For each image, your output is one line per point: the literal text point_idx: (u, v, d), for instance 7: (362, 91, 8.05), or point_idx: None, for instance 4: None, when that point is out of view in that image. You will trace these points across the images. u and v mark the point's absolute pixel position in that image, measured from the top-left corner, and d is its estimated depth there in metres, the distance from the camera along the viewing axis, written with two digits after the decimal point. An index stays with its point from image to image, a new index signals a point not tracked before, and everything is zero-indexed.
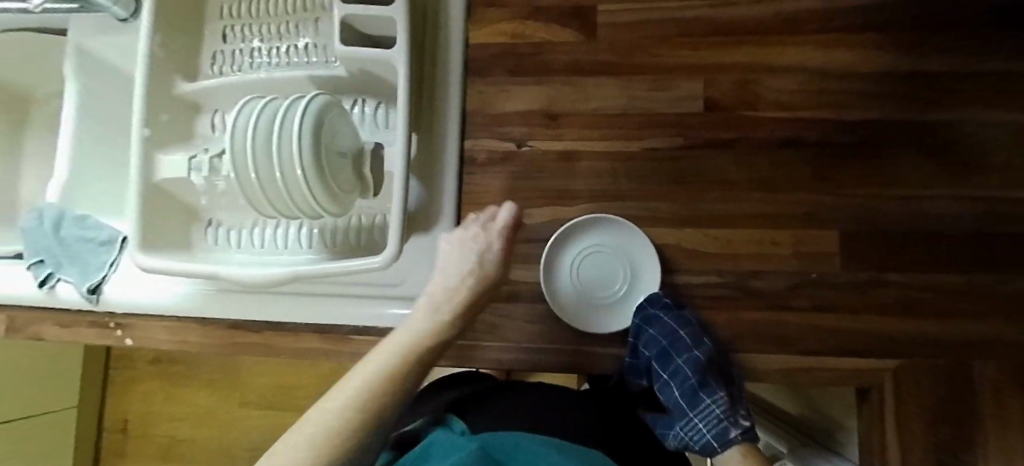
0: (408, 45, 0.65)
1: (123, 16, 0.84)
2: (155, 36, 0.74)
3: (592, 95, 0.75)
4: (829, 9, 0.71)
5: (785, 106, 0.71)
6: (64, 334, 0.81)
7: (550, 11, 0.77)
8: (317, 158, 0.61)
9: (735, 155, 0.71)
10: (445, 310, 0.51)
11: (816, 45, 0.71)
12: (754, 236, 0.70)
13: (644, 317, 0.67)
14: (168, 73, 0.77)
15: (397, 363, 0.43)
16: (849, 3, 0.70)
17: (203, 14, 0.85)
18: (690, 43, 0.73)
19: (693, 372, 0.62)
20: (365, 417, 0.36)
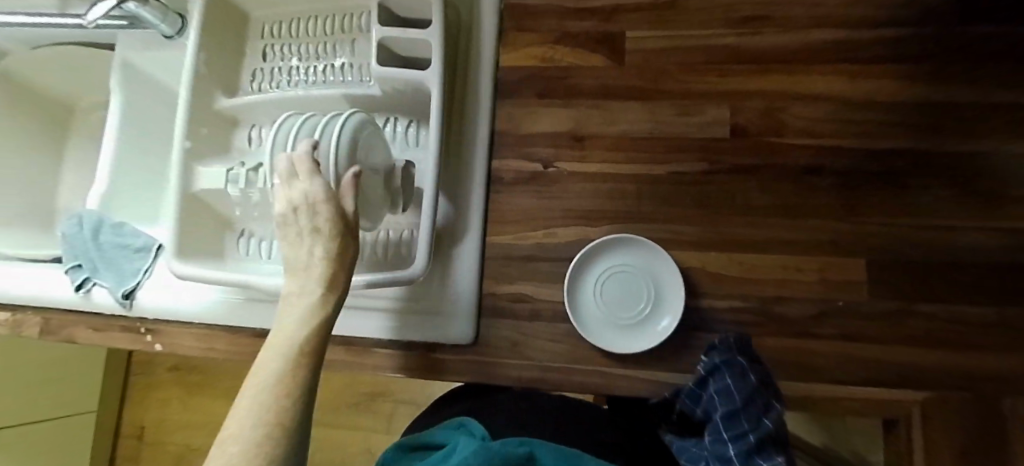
0: (442, 67, 0.68)
1: (169, 33, 0.87)
2: (199, 54, 0.78)
3: (618, 119, 0.77)
4: (853, 41, 0.73)
5: (811, 133, 0.72)
6: (94, 337, 0.83)
7: (579, 37, 0.80)
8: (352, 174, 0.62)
9: (760, 180, 0.72)
10: (319, 270, 0.50)
11: (841, 74, 0.73)
12: (779, 262, 0.70)
13: (726, 365, 0.60)
14: (208, 88, 0.80)
15: (304, 330, 0.45)
16: (872, 35, 0.72)
17: (246, 33, 0.88)
18: (716, 70, 0.75)
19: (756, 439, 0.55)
20: (290, 383, 0.40)
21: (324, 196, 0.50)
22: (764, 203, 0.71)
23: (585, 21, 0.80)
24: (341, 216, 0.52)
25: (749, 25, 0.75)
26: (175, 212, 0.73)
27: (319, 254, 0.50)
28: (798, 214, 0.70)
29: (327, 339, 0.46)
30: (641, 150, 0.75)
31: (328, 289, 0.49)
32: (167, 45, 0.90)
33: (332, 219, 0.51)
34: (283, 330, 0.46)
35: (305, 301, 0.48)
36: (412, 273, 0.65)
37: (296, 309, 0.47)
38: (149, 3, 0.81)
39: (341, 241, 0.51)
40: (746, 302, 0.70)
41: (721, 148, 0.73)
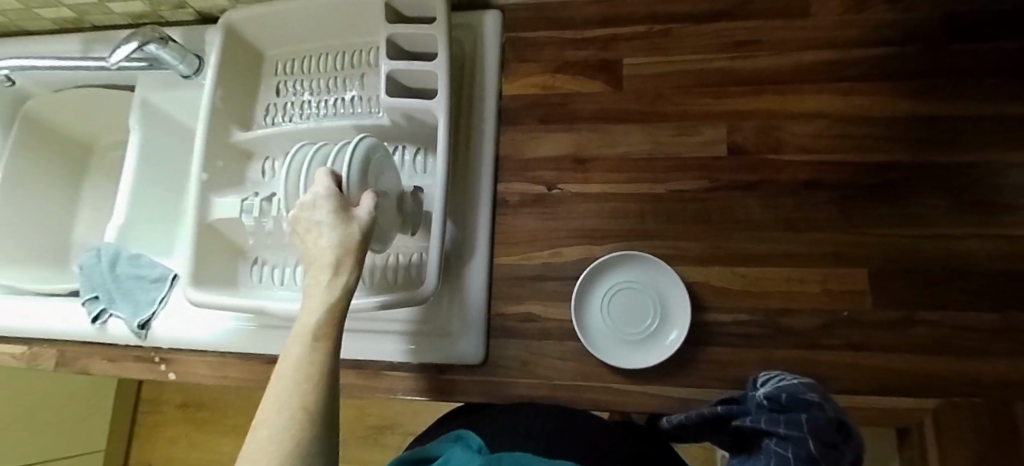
0: (447, 97, 0.72)
1: (187, 73, 0.91)
2: (216, 90, 0.82)
3: (619, 141, 0.80)
4: (840, 61, 0.77)
5: (805, 149, 0.75)
6: (109, 368, 0.84)
7: (579, 65, 0.84)
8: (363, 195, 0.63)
9: (759, 195, 0.74)
10: (342, 257, 0.50)
11: (830, 92, 0.76)
12: (782, 274, 0.71)
13: (793, 441, 0.50)
14: (223, 122, 0.83)
15: (323, 316, 0.47)
16: (857, 55, 0.76)
17: (259, 71, 0.92)
18: (712, 92, 0.79)
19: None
20: (311, 375, 0.42)
21: (331, 200, 0.52)
22: (764, 217, 0.73)
23: (583, 51, 0.85)
24: (345, 211, 0.52)
25: (740, 49, 0.79)
26: (192, 241, 0.75)
27: (329, 240, 0.50)
28: (798, 227, 0.72)
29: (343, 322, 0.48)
30: (642, 170, 0.78)
31: (344, 273, 0.50)
32: (185, 84, 0.94)
33: (339, 216, 0.52)
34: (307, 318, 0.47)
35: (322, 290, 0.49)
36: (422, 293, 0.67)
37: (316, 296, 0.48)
38: (168, 45, 0.85)
39: (348, 228, 0.51)
40: (753, 315, 0.71)
41: (719, 166, 0.76)
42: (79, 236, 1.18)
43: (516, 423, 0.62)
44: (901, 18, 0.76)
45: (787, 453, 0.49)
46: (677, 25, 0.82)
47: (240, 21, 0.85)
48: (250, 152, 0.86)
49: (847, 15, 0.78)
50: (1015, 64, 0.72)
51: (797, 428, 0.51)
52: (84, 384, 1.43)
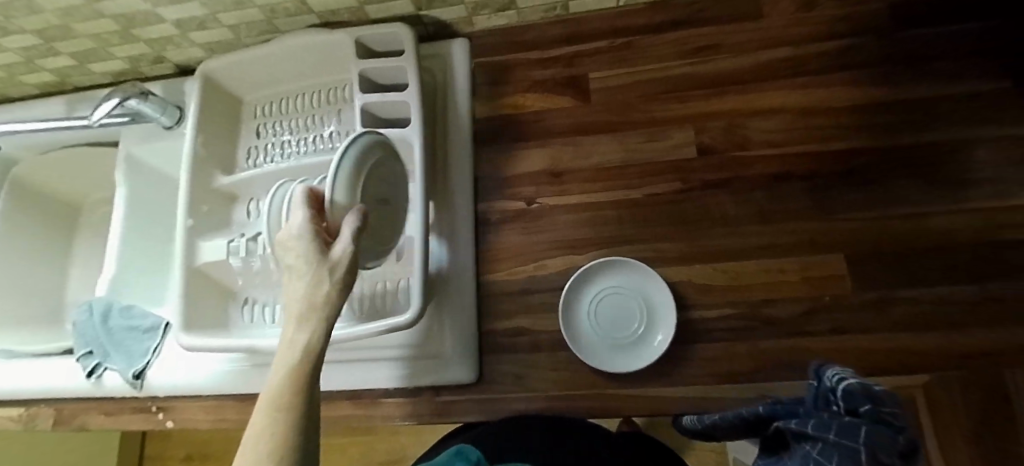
0: (421, 126, 0.75)
1: (169, 124, 0.94)
2: (197, 138, 0.84)
3: (593, 152, 0.82)
4: (796, 58, 0.80)
5: (772, 144, 0.77)
6: (108, 422, 0.84)
7: (548, 83, 0.87)
8: None
9: (731, 191, 0.76)
10: (310, 310, 0.44)
11: (789, 88, 0.79)
12: (762, 266, 0.73)
13: (836, 450, 0.37)
14: (209, 167, 0.86)
15: (294, 363, 0.40)
16: (811, 51, 0.79)
17: (238, 116, 0.94)
18: (677, 98, 0.82)
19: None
20: (282, 423, 0.33)
21: (307, 239, 0.48)
22: (738, 213, 0.75)
23: (551, 69, 0.87)
24: (323, 247, 0.48)
25: (700, 55, 0.82)
26: (181, 286, 0.77)
27: (303, 288, 0.45)
28: (772, 219, 0.74)
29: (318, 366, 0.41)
30: (618, 178, 0.80)
31: (315, 322, 0.44)
32: (168, 135, 0.96)
33: (314, 253, 0.47)
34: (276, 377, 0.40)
35: (294, 341, 0.42)
36: (408, 317, 0.67)
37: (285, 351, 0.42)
38: (149, 99, 0.88)
39: (315, 266, 0.46)
40: (738, 309, 0.72)
41: (690, 168, 0.78)
42: (70, 293, 1.19)
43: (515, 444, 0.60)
44: (849, 12, 0.79)
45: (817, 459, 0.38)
46: (638, 37, 0.85)
47: (217, 70, 0.88)
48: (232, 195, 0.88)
49: (798, 14, 0.81)
50: (960, 46, 0.75)
51: (849, 438, 0.37)
52: (84, 444, 1.41)
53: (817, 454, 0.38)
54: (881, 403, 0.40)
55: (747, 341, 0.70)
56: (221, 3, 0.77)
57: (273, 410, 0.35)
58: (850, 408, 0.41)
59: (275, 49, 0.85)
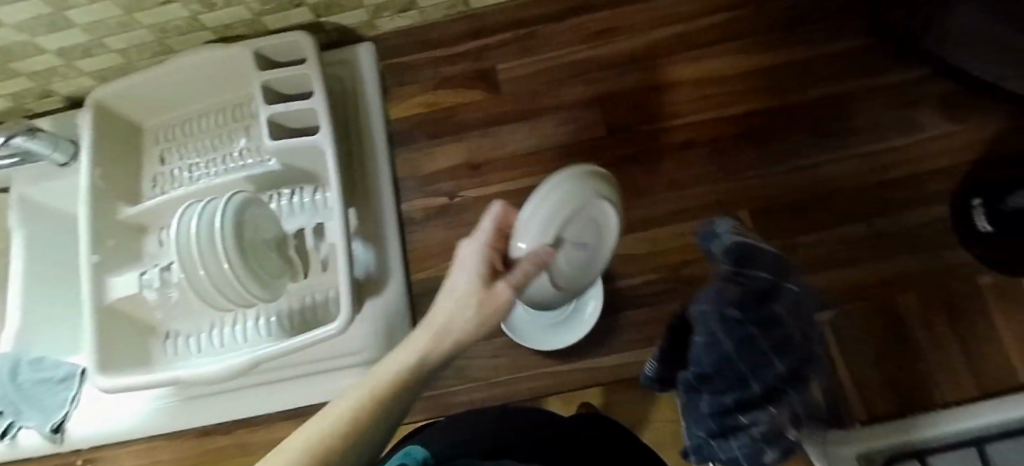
0: (331, 130, 0.73)
1: (62, 159, 0.88)
2: (94, 170, 0.78)
3: (504, 142, 0.84)
4: (687, 33, 0.84)
5: (671, 118, 0.82)
6: None
7: (454, 80, 0.86)
8: (244, 251, 0.63)
9: (641, 164, 0.80)
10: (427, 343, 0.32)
11: (683, 62, 0.83)
12: (674, 230, 0.77)
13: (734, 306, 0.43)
14: (111, 198, 0.81)
15: (335, 419, 0.25)
16: (702, 25, 0.84)
17: (121, 140, 0.87)
18: (579, 83, 0.84)
19: (732, 400, 0.45)
20: None
21: (540, 253, 0.40)
22: (647, 186, 0.79)
23: (456, 67, 0.87)
24: (490, 268, 0.38)
25: (598, 42, 0.85)
26: (91, 328, 0.70)
27: (447, 303, 0.34)
28: (679, 187, 0.79)
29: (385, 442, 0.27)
30: (530, 164, 0.83)
31: (405, 380, 0.30)
32: (68, 172, 0.91)
33: (518, 274, 0.38)
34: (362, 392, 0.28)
35: (439, 344, 0.32)
36: (340, 323, 0.63)
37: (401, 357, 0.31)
38: (37, 134, 0.82)
39: (497, 285, 0.36)
40: (653, 278, 0.76)
41: (598, 149, 0.81)
42: None
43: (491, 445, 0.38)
44: None
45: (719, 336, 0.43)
46: (536, 28, 0.86)
47: (101, 94, 0.81)
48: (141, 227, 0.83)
49: None
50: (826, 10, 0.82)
51: (729, 335, 0.42)
52: None
53: (713, 336, 0.43)
54: (751, 257, 0.47)
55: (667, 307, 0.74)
56: (99, 26, 0.71)
57: (371, 397, 0.27)
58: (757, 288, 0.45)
59: (164, 70, 0.79)
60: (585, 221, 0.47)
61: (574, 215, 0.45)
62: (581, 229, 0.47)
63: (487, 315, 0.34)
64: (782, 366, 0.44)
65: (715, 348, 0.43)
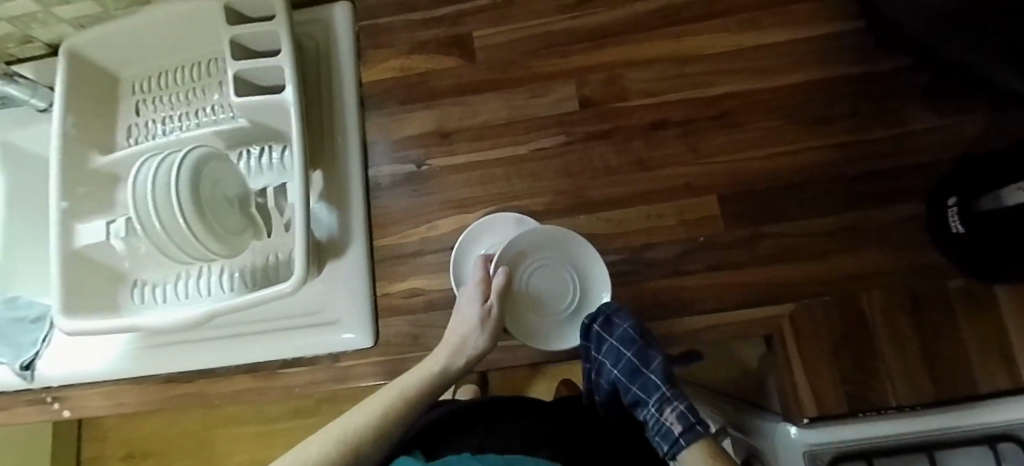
0: (350, 62, 0.66)
1: (42, 107, 0.69)
2: (66, 112, 0.61)
3: (670, 141, 0.62)
4: (826, 50, 0.62)
5: (914, 171, 0.59)
6: None
7: (629, 22, 0.65)
8: (196, 195, 0.52)
9: (849, 216, 0.58)
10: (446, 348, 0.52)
11: (951, 98, 0.59)
12: (879, 313, 0.56)
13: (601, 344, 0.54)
14: (164, 80, 0.68)
15: (373, 415, 0.43)
16: (873, 49, 0.61)
17: (117, 73, 0.69)
18: (794, 84, 0.62)
19: (620, 374, 0.51)
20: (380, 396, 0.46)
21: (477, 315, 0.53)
22: (843, 237, 0.58)
23: (633, 6, 0.65)
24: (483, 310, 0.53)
25: (844, 33, 0.62)
26: (80, 262, 0.59)
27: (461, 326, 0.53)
28: (879, 247, 0.58)
29: (403, 419, 0.44)
30: (697, 182, 0.60)
31: (404, 399, 0.46)
32: (49, 122, 0.70)
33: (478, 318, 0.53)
34: (384, 394, 0.46)
35: (447, 363, 0.50)
36: (293, 281, 0.52)
37: (401, 384, 0.48)
38: (17, 80, 0.64)
39: (478, 348, 0.52)
40: (812, 369, 0.55)
41: (798, 177, 0.60)
42: None
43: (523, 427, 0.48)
44: None
45: (616, 368, 0.52)
46: (763, 13, 0.63)
47: (79, 38, 0.62)
48: (116, 175, 0.64)
49: None
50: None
51: (604, 345, 0.54)
52: None
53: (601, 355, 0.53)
54: (587, 333, 0.56)
55: (810, 408, 0.54)
56: None
57: (388, 407, 0.44)
58: (586, 331, 0.56)
59: None
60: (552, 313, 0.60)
61: (532, 271, 0.59)
62: (546, 283, 0.60)
63: (470, 355, 0.51)
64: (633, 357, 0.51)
65: (613, 354, 0.52)
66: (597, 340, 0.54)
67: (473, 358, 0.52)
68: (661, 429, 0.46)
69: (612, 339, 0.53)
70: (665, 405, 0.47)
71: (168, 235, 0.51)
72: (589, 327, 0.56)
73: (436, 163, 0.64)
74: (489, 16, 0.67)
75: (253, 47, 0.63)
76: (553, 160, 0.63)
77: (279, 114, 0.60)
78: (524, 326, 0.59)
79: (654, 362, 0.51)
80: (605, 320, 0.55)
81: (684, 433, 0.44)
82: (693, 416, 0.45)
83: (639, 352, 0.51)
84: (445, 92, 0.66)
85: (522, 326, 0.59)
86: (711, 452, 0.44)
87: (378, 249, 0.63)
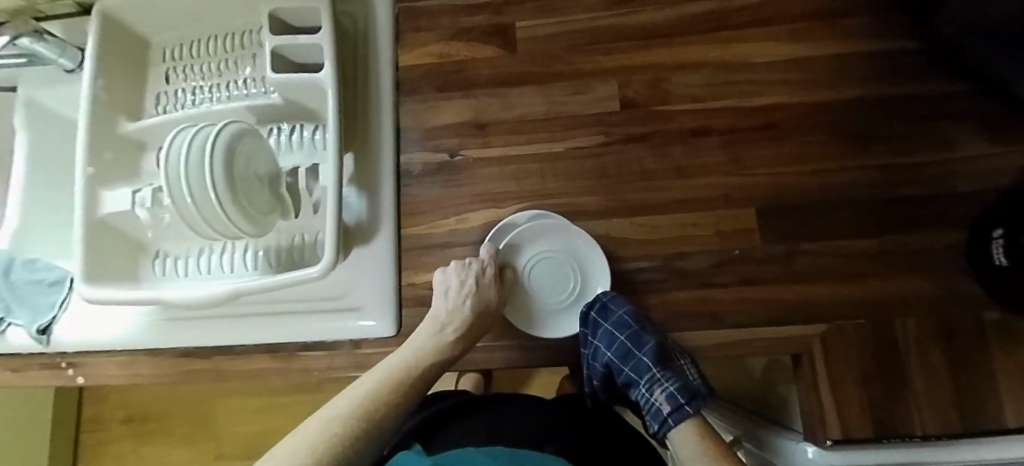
0: (388, 43, 0.65)
1: (71, 68, 0.67)
2: (96, 74, 0.60)
3: (711, 150, 0.60)
4: (880, 67, 0.60)
5: (959, 198, 0.57)
6: (13, 379, 0.65)
7: (679, 24, 0.63)
8: (229, 171, 0.51)
9: (889, 240, 0.57)
10: (452, 320, 0.53)
11: (1005, 126, 0.58)
12: (912, 340, 0.55)
13: (595, 330, 0.57)
14: (197, 49, 0.67)
15: (364, 396, 0.43)
16: (928, 70, 0.60)
17: (149, 37, 0.67)
18: (842, 101, 0.60)
19: (612, 357, 0.55)
20: (370, 382, 0.46)
21: (478, 293, 0.55)
22: (881, 261, 0.57)
23: (684, 7, 0.63)
24: (483, 288, 0.56)
25: (900, 52, 0.60)
26: (102, 230, 0.57)
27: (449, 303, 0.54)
28: (920, 274, 0.56)
29: (396, 399, 0.44)
30: (736, 193, 0.59)
31: (390, 379, 0.46)
32: (76, 83, 0.69)
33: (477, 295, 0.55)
34: (371, 379, 0.46)
35: (443, 339, 0.53)
36: (321, 268, 0.51)
37: (386, 368, 0.48)
38: (46, 38, 0.62)
39: (475, 324, 0.54)
40: (839, 392, 0.54)
41: (839, 196, 0.58)
42: None
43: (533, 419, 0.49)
44: None
45: (607, 352, 0.55)
46: (817, 24, 0.62)
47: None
48: (143, 143, 0.63)
49: (908, 12, 0.61)
50: None
51: (599, 330, 0.57)
52: None
53: (595, 339, 0.57)
54: (584, 318, 0.58)
55: (834, 430, 0.54)
56: None
57: (377, 391, 0.44)
58: (584, 315, 0.59)
59: None
60: (551, 300, 0.61)
61: (534, 260, 0.61)
62: (547, 272, 0.61)
63: (472, 329, 0.54)
64: (625, 341, 0.54)
65: (606, 339, 0.55)
66: (593, 324, 0.57)
67: (475, 332, 0.55)
68: (654, 404, 0.52)
69: (606, 324, 0.56)
70: (655, 384, 0.52)
71: (198, 211, 0.49)
72: (585, 313, 0.58)
73: (470, 154, 0.63)
74: (535, 7, 0.65)
75: (291, 22, 0.61)
76: (590, 160, 0.61)
77: (314, 93, 0.58)
78: (525, 311, 0.60)
79: (645, 345, 0.54)
80: (602, 304, 0.58)
81: (673, 410, 0.50)
82: (681, 396, 0.51)
83: (631, 338, 0.54)
84: (484, 82, 0.64)
85: (522, 312, 0.60)
86: (699, 430, 0.49)
87: (406, 238, 0.62)
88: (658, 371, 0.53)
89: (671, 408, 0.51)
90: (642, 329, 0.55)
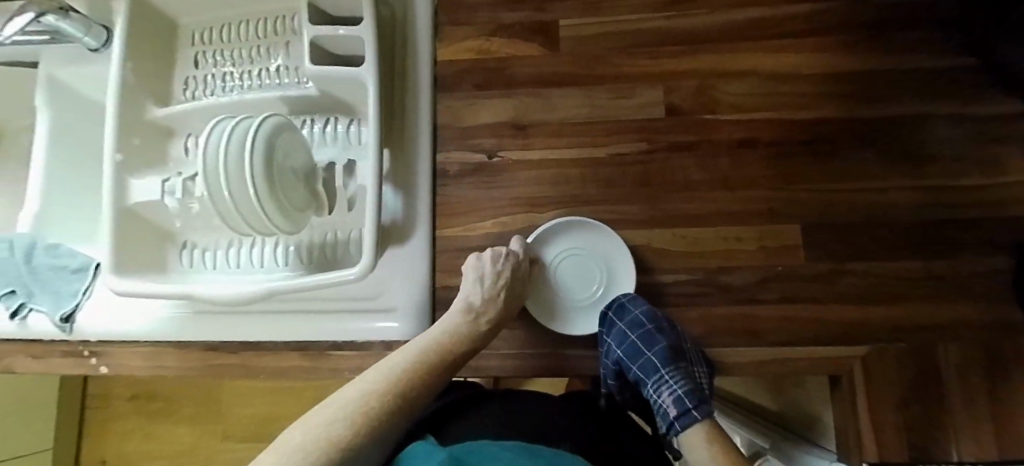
0: (427, 37, 0.63)
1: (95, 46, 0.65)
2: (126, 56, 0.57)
3: (756, 162, 0.59)
4: (934, 85, 0.59)
5: (1007, 223, 0.56)
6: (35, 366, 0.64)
7: (728, 30, 0.61)
8: (268, 162, 0.49)
9: (934, 262, 0.56)
10: (486, 309, 0.53)
11: None
12: (953, 365, 0.54)
13: (609, 328, 0.56)
14: (228, 33, 0.65)
15: (389, 377, 0.41)
16: (983, 90, 0.58)
17: (178, 19, 0.65)
18: (892, 117, 0.59)
19: (621, 355, 0.54)
20: (394, 363, 0.44)
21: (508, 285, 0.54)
22: (924, 283, 0.56)
23: (734, 12, 0.61)
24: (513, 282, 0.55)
25: (955, 69, 0.59)
26: (132, 218, 0.56)
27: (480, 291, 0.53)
28: (963, 299, 0.55)
29: (422, 385, 0.43)
30: (780, 208, 0.58)
31: (417, 363, 0.44)
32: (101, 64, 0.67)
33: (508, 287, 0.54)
34: (395, 360, 0.44)
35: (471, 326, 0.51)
36: (360, 270, 0.49)
37: (409, 350, 0.46)
38: (71, 15, 0.60)
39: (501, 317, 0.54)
40: (878, 414, 0.54)
41: (885, 215, 0.57)
42: None
43: (552, 413, 0.47)
44: None
45: (617, 350, 0.54)
46: (872, 36, 0.60)
47: None
48: (171, 129, 0.61)
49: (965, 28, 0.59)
50: None
51: (613, 328, 0.56)
52: None
53: (609, 337, 0.56)
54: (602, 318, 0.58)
55: (870, 452, 0.54)
56: None
57: (404, 373, 0.43)
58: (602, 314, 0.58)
59: None
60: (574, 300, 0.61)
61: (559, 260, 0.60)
62: (572, 272, 0.61)
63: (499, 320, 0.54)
64: (637, 341, 0.53)
65: (620, 339, 0.55)
66: (609, 324, 0.57)
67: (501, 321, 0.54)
68: (661, 403, 0.51)
69: (621, 323, 0.56)
70: (664, 385, 0.52)
71: (238, 210, 0.48)
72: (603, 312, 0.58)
73: (508, 155, 0.61)
74: (579, 6, 0.63)
75: (329, 11, 0.59)
76: (631, 166, 0.60)
77: (352, 86, 0.56)
78: (548, 310, 0.60)
79: (656, 346, 0.53)
80: (620, 303, 0.57)
81: (680, 414, 0.49)
82: (689, 401, 0.49)
83: (644, 338, 0.53)
84: (524, 81, 0.62)
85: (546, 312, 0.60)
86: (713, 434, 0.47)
87: (440, 239, 0.61)
88: (669, 371, 0.52)
89: (678, 410, 0.49)
90: (659, 329, 0.54)
